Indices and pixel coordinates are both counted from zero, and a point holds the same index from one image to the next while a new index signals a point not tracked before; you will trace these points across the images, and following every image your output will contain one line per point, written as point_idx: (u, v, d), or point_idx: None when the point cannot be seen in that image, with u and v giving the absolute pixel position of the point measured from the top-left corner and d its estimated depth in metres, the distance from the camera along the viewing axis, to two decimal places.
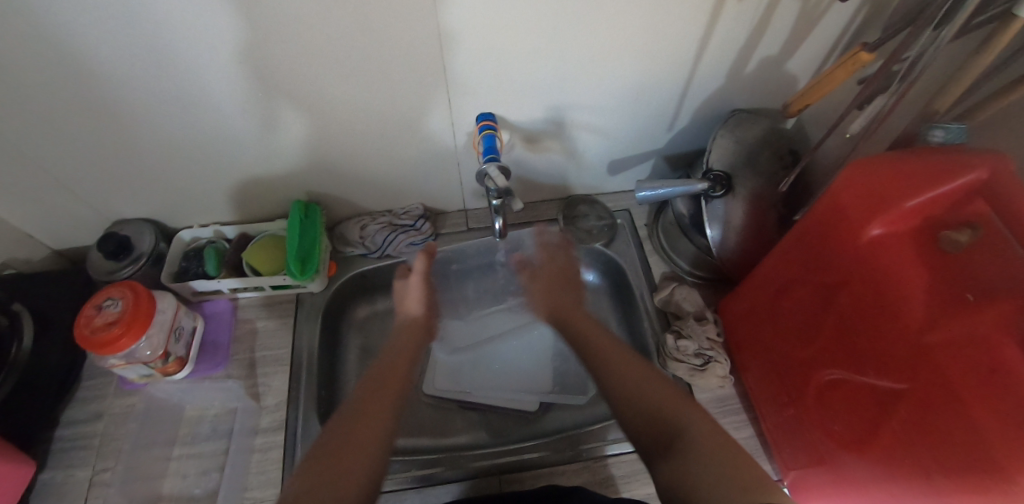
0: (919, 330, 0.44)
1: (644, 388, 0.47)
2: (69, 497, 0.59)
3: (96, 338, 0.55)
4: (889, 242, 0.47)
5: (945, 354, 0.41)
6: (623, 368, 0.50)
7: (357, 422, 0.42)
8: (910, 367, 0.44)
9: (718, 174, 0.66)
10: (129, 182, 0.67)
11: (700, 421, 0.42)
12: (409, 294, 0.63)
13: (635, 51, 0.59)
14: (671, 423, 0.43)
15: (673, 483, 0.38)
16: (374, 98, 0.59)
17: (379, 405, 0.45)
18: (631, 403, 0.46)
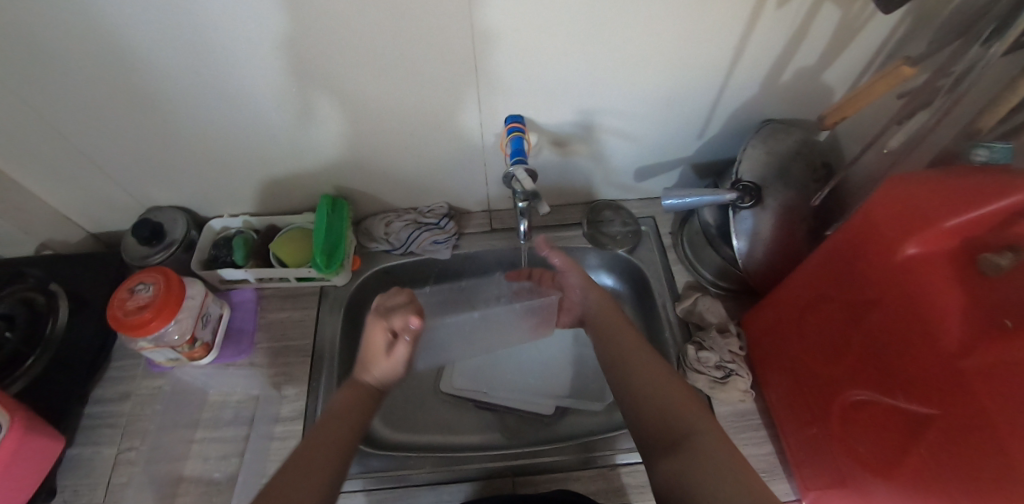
0: (955, 354, 0.42)
1: (655, 391, 0.49)
2: (96, 473, 0.61)
3: (128, 320, 0.57)
4: (925, 262, 0.46)
5: (980, 380, 0.40)
6: (634, 374, 0.52)
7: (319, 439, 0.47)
8: (942, 391, 0.43)
9: (748, 185, 0.65)
10: (166, 171, 0.70)
11: (702, 425, 0.45)
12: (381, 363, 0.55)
13: (667, 58, 0.59)
14: (677, 426, 0.45)
15: (674, 479, 0.41)
16: (406, 95, 0.60)
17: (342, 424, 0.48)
18: (643, 406, 0.49)
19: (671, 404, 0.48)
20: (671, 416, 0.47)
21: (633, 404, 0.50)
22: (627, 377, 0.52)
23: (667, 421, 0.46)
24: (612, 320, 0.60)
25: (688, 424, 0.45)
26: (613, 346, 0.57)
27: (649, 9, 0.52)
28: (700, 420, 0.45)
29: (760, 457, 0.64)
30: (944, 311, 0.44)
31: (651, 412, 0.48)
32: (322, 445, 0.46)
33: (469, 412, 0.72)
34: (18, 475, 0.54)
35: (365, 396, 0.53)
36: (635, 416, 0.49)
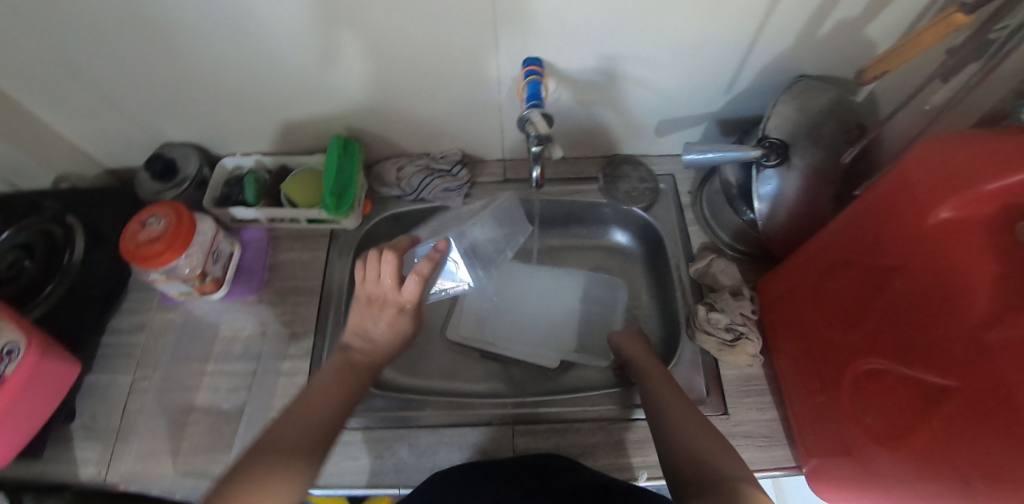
0: (982, 327, 0.40)
1: (689, 436, 0.47)
2: (113, 398, 0.64)
3: (139, 252, 0.57)
4: (957, 228, 0.43)
5: (1004, 355, 0.37)
6: (664, 403, 0.52)
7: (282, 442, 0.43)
8: (963, 363, 0.41)
9: (775, 142, 0.61)
10: (177, 107, 0.69)
11: (739, 469, 0.42)
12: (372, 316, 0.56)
13: (700, 3, 0.55)
14: (712, 470, 0.42)
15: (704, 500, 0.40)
16: (420, 34, 0.57)
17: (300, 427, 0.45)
18: (680, 445, 0.46)
19: (703, 449, 0.45)
20: (705, 459, 0.44)
21: (670, 440, 0.48)
22: (662, 413, 0.51)
23: (703, 464, 0.43)
24: (648, 366, 0.59)
25: (719, 465, 0.43)
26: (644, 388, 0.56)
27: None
28: (736, 465, 0.43)
29: (763, 421, 0.63)
30: (973, 281, 0.41)
31: (685, 451, 0.46)
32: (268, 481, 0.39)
33: (474, 361, 0.72)
34: (37, 397, 0.57)
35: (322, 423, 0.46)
36: (674, 455, 0.46)
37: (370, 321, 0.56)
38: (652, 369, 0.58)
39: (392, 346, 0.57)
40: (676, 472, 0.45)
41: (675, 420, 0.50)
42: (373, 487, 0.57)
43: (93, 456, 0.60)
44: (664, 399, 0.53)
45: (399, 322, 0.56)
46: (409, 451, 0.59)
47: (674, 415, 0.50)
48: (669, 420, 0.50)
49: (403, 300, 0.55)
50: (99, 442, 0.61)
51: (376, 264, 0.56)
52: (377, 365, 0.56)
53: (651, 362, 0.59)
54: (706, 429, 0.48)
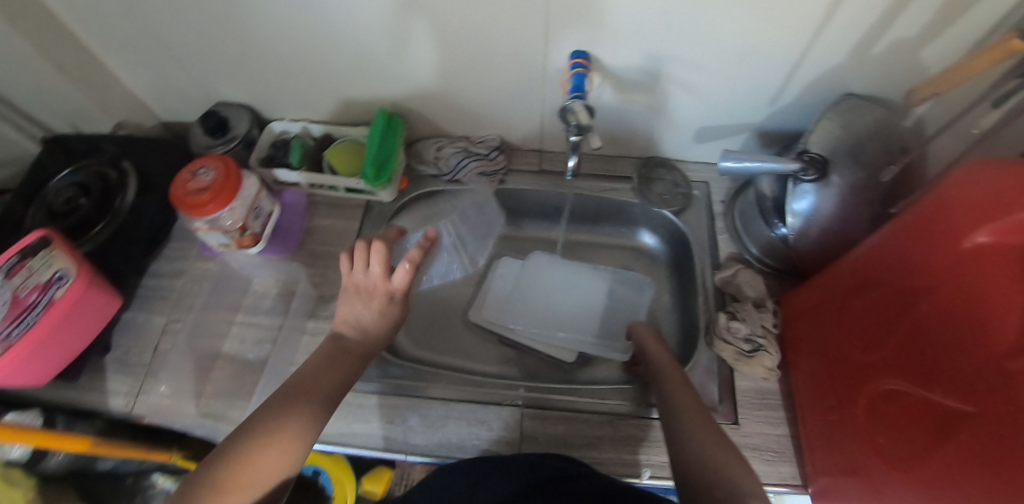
0: (1003, 356, 0.38)
1: (707, 445, 0.44)
2: (146, 336, 0.67)
3: (188, 200, 0.60)
4: (990, 254, 0.41)
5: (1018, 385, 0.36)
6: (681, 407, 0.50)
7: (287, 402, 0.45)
8: (981, 389, 0.40)
9: (814, 156, 0.61)
10: (234, 70, 0.72)
11: (751, 482, 0.40)
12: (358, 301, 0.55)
13: (753, 11, 0.55)
14: (721, 477, 0.41)
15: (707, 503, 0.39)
16: (473, 17, 0.58)
17: (307, 391, 0.47)
18: (693, 452, 0.44)
19: (718, 459, 0.43)
20: (718, 468, 0.42)
21: (684, 451, 0.45)
22: (678, 423, 0.48)
23: (716, 472, 0.41)
24: (671, 375, 0.56)
25: (731, 475, 0.41)
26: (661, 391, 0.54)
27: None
28: (749, 479, 0.40)
29: (773, 435, 0.62)
30: (1000, 308, 0.40)
31: (699, 458, 0.43)
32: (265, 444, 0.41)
33: (491, 344, 0.74)
34: (76, 324, 0.61)
35: (328, 382, 0.49)
36: (686, 464, 0.44)
37: (358, 309, 0.55)
38: (674, 381, 0.55)
39: (381, 334, 0.55)
40: (688, 477, 0.42)
41: (690, 430, 0.47)
42: (383, 450, 0.59)
43: (123, 388, 0.64)
44: (682, 410, 0.50)
45: (388, 309, 0.55)
46: (419, 420, 0.61)
47: (689, 426, 0.47)
48: (684, 430, 0.47)
49: (393, 288, 0.55)
50: (130, 376, 0.65)
51: (363, 255, 0.56)
52: (369, 352, 0.54)
53: (673, 367, 0.57)
54: (723, 439, 0.45)
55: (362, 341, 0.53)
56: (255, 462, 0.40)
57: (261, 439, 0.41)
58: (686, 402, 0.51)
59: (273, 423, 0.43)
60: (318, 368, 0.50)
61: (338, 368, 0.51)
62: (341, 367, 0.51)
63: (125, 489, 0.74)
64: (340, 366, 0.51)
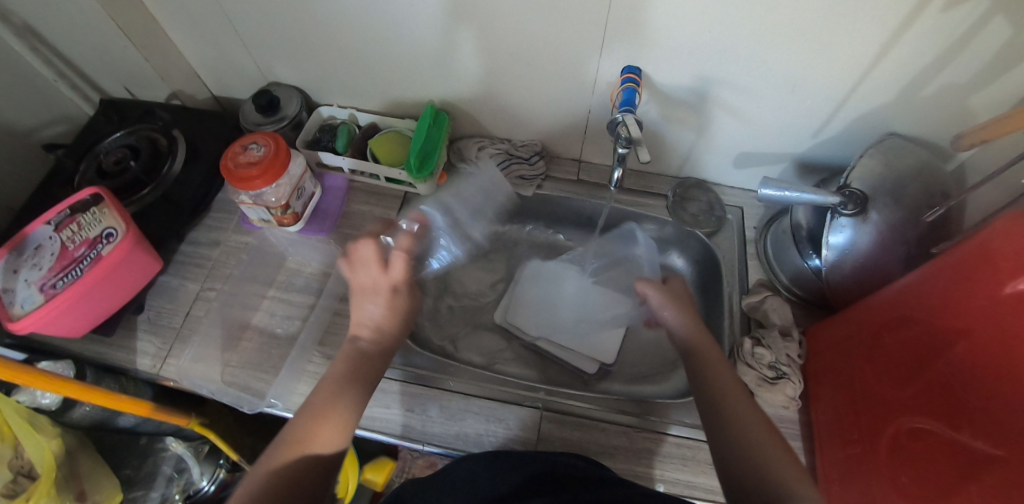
0: None
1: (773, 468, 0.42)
2: (179, 301, 0.70)
3: (237, 172, 0.62)
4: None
5: None
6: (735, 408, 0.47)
7: (333, 390, 0.48)
8: (1013, 435, 0.39)
9: (854, 192, 0.62)
10: (292, 53, 0.74)
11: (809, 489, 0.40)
12: (364, 300, 0.54)
13: (807, 45, 0.57)
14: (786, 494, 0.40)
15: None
16: (535, 22, 0.59)
17: (349, 378, 0.49)
18: (758, 476, 0.42)
19: (780, 477, 0.41)
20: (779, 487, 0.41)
21: (739, 460, 0.44)
22: (727, 431, 0.46)
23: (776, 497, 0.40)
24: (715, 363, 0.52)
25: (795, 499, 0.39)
26: (703, 380, 0.51)
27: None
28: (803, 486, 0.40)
29: None
30: None
31: (756, 475, 0.42)
32: (320, 423, 0.45)
33: (512, 345, 0.75)
34: (121, 282, 0.64)
35: (365, 377, 0.50)
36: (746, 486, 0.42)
37: (365, 310, 0.54)
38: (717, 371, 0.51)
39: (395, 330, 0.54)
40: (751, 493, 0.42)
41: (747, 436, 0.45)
42: (401, 437, 0.60)
43: (151, 348, 0.66)
44: (732, 411, 0.47)
45: (393, 302, 0.55)
46: (439, 411, 0.62)
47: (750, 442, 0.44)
48: (740, 449, 0.44)
49: (393, 279, 0.55)
50: (158, 338, 0.67)
51: (358, 253, 0.56)
52: (385, 353, 0.54)
53: (714, 352, 0.53)
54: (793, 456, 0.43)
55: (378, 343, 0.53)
56: (308, 449, 0.43)
57: (317, 419, 0.45)
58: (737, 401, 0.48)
59: (320, 416, 0.45)
60: (354, 365, 0.51)
61: (364, 371, 0.51)
62: (366, 370, 0.51)
63: (137, 449, 0.75)
64: (367, 367, 0.51)
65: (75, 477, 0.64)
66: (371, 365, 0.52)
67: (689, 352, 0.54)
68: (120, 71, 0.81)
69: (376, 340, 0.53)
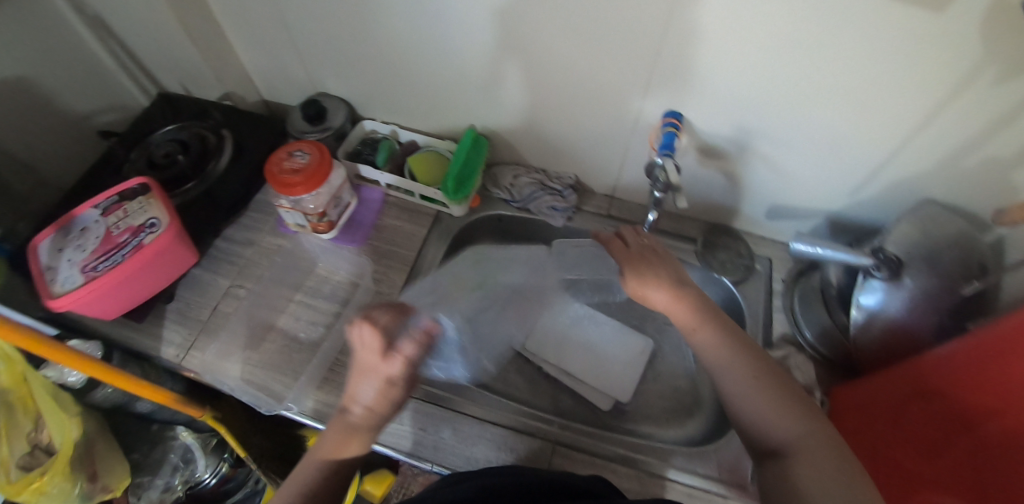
0: None
1: (770, 423, 0.46)
2: (209, 296, 0.72)
3: (281, 177, 0.64)
4: None
5: None
6: (714, 349, 0.52)
7: (345, 426, 0.50)
8: None
9: (889, 255, 0.61)
10: (344, 68, 0.77)
11: (793, 431, 0.45)
12: (361, 378, 0.51)
13: (849, 104, 0.57)
14: (773, 433, 0.46)
15: (778, 487, 0.43)
16: (584, 58, 0.61)
17: (358, 422, 0.50)
18: (754, 427, 0.47)
19: (766, 415, 0.47)
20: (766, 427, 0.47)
21: (734, 400, 0.49)
22: (720, 379, 0.51)
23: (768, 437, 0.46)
24: (698, 306, 0.55)
25: (780, 437, 0.45)
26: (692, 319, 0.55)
27: (857, 50, 0.51)
28: (786, 428, 0.45)
29: None
30: None
31: (757, 429, 0.47)
32: (335, 456, 0.48)
33: (528, 373, 0.75)
34: (156, 272, 0.66)
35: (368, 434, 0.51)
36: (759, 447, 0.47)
37: (358, 390, 0.51)
38: (699, 333, 0.54)
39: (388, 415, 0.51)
40: (760, 446, 0.47)
41: (735, 376, 0.50)
42: (411, 455, 0.60)
43: (177, 338, 0.68)
44: (720, 359, 0.51)
45: (388, 392, 0.50)
46: (451, 434, 0.62)
47: (744, 401, 0.48)
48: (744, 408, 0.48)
49: (392, 373, 0.50)
50: (185, 329, 0.69)
51: (364, 334, 0.51)
52: (379, 426, 0.51)
53: (694, 292, 0.57)
54: (785, 405, 0.47)
55: (370, 422, 0.50)
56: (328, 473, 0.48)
57: (331, 453, 0.48)
58: (725, 359, 0.51)
59: (335, 449, 0.49)
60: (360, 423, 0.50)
61: (366, 425, 0.50)
62: (370, 423, 0.50)
63: (147, 436, 0.77)
64: (370, 423, 0.50)
65: (88, 456, 0.65)
66: (379, 421, 0.51)
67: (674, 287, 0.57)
68: (179, 68, 0.85)
69: (373, 409, 0.50)
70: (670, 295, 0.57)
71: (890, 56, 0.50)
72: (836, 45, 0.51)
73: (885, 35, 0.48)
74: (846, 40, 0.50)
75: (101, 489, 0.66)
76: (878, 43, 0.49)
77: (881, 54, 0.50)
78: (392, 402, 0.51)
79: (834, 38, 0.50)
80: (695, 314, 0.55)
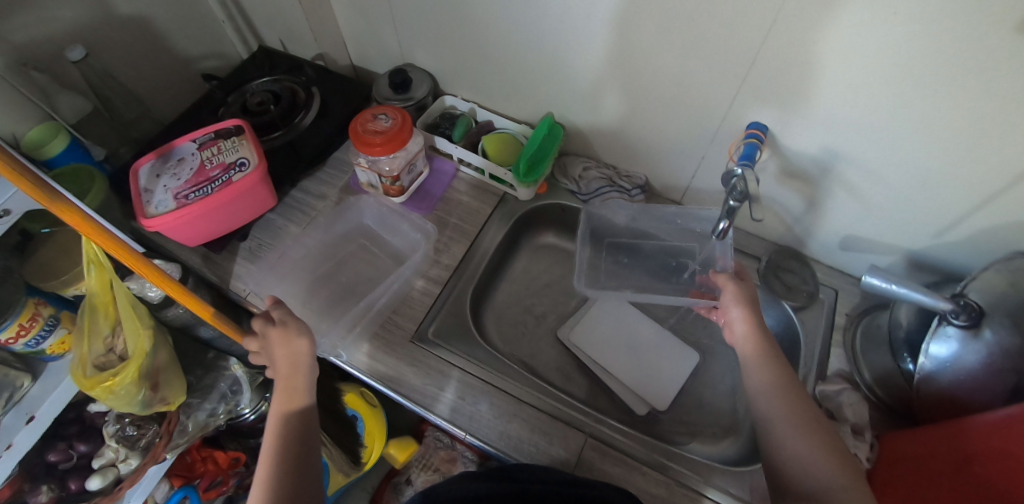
0: None
1: (814, 465, 0.46)
2: (280, 238, 0.76)
3: (364, 136, 0.67)
4: None
5: None
6: (766, 382, 0.53)
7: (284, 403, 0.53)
8: None
9: (969, 302, 0.57)
10: (435, 42, 0.79)
11: (834, 479, 0.45)
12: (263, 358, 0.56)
13: (949, 142, 0.54)
14: (810, 479, 0.46)
15: None
16: (674, 59, 0.61)
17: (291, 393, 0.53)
18: (797, 466, 0.47)
19: (808, 453, 0.47)
20: (807, 466, 0.46)
21: (772, 436, 0.50)
22: (768, 413, 0.52)
23: (801, 475, 0.46)
24: (767, 344, 0.56)
25: (818, 483, 0.45)
26: (761, 352, 0.56)
27: (964, 85, 0.48)
28: (828, 473, 0.45)
29: None
30: None
31: (794, 469, 0.47)
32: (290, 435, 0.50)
33: (568, 362, 0.76)
34: (236, 211, 0.70)
35: (304, 419, 0.52)
36: (793, 487, 0.46)
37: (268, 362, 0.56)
38: (763, 362, 0.55)
39: (301, 356, 0.55)
40: (789, 488, 0.47)
41: (783, 414, 0.50)
42: (447, 421, 0.62)
43: (246, 273, 0.73)
44: (784, 395, 0.52)
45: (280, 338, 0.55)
46: (488, 408, 0.63)
47: (791, 437, 0.49)
48: (788, 444, 0.49)
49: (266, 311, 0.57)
50: (254, 266, 0.74)
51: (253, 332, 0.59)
52: (300, 381, 0.54)
53: (765, 331, 0.58)
54: (832, 454, 0.47)
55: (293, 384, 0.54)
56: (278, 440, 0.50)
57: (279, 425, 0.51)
58: (774, 393, 0.52)
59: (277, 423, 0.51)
60: (284, 414, 0.52)
61: (296, 383, 0.54)
62: (297, 381, 0.54)
63: (203, 362, 0.84)
64: (297, 382, 0.54)
65: (156, 369, 0.70)
66: (302, 378, 0.54)
67: (750, 318, 0.58)
68: (281, 26, 0.91)
69: (289, 366, 0.54)
70: (745, 321, 0.58)
71: (1001, 95, 0.47)
72: (949, 76, 0.48)
73: (1001, 74, 0.45)
74: (961, 71, 0.47)
75: (160, 400, 0.71)
76: (995, 80, 0.46)
77: (992, 94, 0.47)
78: (292, 347, 0.55)
79: (947, 69, 0.47)
80: (766, 347, 0.56)
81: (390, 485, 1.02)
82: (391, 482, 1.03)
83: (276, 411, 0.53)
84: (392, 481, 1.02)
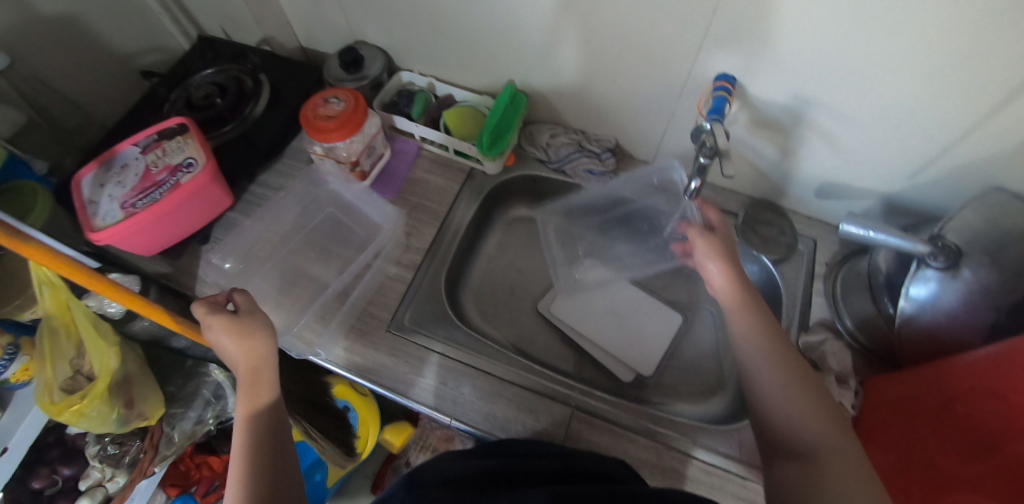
0: None
1: (803, 425, 0.45)
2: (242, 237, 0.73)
3: (316, 122, 0.63)
4: None
5: None
6: (746, 335, 0.52)
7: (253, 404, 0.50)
8: None
9: (947, 243, 0.55)
10: (382, 15, 0.74)
11: (824, 438, 0.43)
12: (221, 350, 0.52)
13: (920, 78, 0.51)
14: (801, 440, 0.44)
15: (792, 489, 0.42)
16: (634, 11, 0.57)
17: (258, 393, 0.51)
18: (787, 428, 0.46)
19: (799, 412, 0.46)
20: (797, 423, 0.45)
21: (760, 395, 0.49)
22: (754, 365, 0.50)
23: (790, 435, 0.45)
24: (755, 300, 0.55)
25: (808, 445, 0.44)
26: (740, 302, 0.54)
27: (936, 16, 0.45)
28: (819, 432, 0.44)
29: None
30: None
31: (785, 432, 0.46)
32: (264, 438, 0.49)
33: (552, 336, 0.75)
34: (189, 212, 0.67)
35: (273, 424, 0.50)
36: (782, 442, 0.46)
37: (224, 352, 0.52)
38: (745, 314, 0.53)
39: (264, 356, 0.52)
40: (782, 447, 0.46)
41: (770, 375, 0.49)
42: (431, 408, 0.61)
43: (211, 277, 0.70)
44: (771, 350, 0.50)
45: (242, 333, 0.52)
46: (471, 390, 0.62)
47: (780, 398, 0.47)
48: (778, 408, 0.47)
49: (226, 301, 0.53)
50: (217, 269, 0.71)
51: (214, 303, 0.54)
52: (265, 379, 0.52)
53: (747, 284, 0.56)
54: (820, 412, 0.45)
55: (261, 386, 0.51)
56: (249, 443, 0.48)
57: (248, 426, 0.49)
58: (759, 347, 0.51)
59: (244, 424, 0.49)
60: (252, 416, 0.50)
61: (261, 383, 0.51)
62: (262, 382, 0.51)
63: (182, 370, 0.80)
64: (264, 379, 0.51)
65: (127, 381, 0.68)
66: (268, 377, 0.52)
67: (732, 270, 0.57)
68: (219, 10, 0.85)
69: (253, 365, 0.52)
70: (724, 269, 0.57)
71: (972, 25, 0.44)
72: (921, 8, 0.44)
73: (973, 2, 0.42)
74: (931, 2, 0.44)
75: (138, 415, 0.69)
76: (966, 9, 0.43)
77: (962, 25, 0.44)
78: (254, 344, 0.52)
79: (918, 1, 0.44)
80: (750, 299, 0.54)
81: (391, 469, 1.03)
82: (391, 466, 1.04)
83: (243, 409, 0.50)
84: (392, 464, 1.03)
